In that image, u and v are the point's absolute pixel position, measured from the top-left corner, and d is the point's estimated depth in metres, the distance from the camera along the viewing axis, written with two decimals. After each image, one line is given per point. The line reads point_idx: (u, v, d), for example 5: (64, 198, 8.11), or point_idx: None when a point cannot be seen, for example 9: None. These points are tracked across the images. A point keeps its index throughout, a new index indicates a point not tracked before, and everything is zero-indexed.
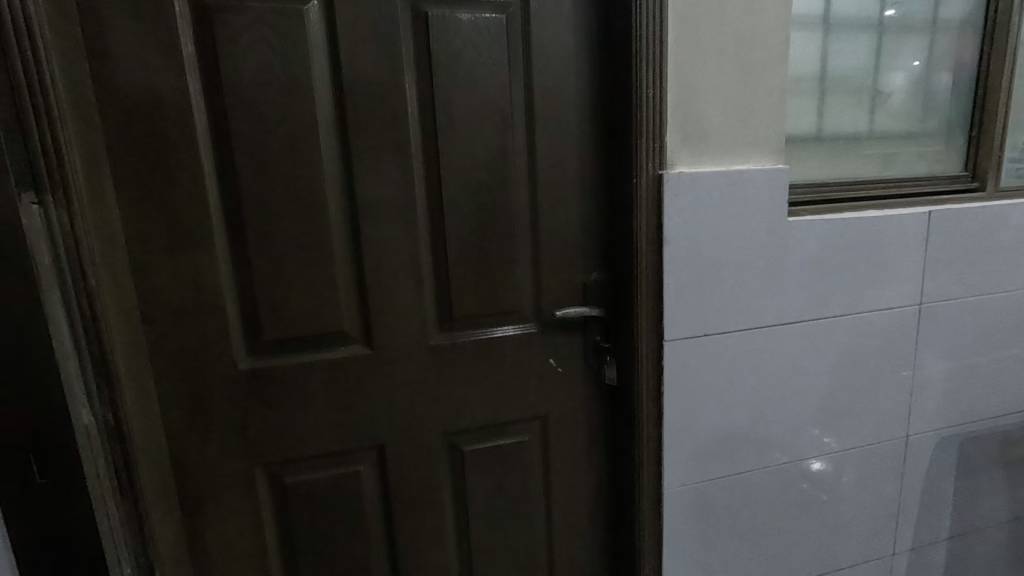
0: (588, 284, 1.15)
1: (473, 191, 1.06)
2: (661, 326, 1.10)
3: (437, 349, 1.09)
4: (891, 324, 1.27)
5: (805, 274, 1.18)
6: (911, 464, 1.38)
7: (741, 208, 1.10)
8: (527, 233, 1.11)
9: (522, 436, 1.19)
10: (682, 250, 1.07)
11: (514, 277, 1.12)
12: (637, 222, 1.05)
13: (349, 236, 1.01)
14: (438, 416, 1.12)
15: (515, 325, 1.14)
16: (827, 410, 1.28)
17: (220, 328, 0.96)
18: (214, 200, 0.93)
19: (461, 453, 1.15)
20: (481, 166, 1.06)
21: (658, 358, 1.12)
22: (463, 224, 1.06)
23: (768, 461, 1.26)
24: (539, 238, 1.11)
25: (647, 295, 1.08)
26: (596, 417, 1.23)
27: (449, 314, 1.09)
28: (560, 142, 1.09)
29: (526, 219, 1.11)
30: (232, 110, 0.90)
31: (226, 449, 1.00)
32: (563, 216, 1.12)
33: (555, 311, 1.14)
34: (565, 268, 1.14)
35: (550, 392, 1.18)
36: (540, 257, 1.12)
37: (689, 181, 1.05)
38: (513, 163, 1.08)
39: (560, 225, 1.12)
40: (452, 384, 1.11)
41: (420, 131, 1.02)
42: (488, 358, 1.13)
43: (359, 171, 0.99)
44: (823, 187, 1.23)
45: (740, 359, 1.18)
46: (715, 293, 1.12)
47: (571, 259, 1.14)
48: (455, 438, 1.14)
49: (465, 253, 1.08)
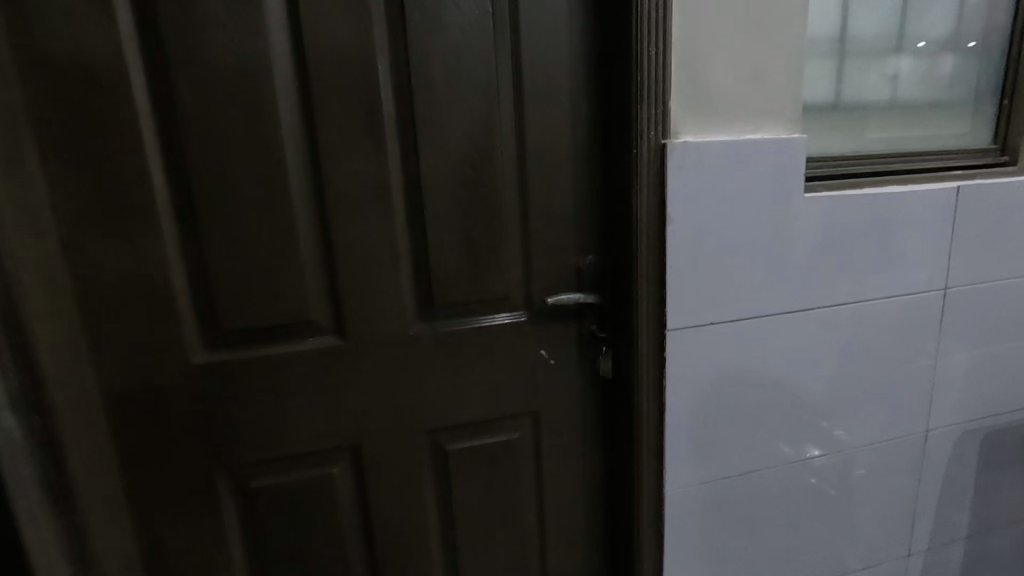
0: (582, 269, 1.05)
1: (454, 165, 0.95)
2: (663, 316, 1.00)
3: (418, 340, 0.99)
4: (913, 311, 1.17)
5: (822, 258, 1.07)
6: (930, 461, 1.28)
7: (754, 182, 0.99)
8: (516, 212, 1.01)
9: (513, 434, 1.09)
10: (687, 229, 0.97)
11: (502, 260, 1.01)
12: (637, 199, 0.94)
13: (315, 215, 0.90)
14: (419, 413, 1.02)
15: (504, 314, 1.04)
16: (842, 404, 1.19)
17: (168, 317, 0.86)
18: (159, 175, 0.82)
19: (445, 452, 1.05)
20: (464, 138, 0.95)
21: (659, 349, 1.02)
22: (443, 202, 0.96)
23: (778, 458, 1.17)
24: (530, 218, 1.01)
25: (647, 281, 0.98)
26: (593, 412, 1.14)
27: (430, 301, 0.99)
28: (552, 110, 0.98)
29: (515, 197, 1.00)
30: (176, 71, 0.79)
31: (180, 450, 0.91)
32: (556, 194, 1.01)
33: (546, 298, 1.04)
34: (558, 250, 1.04)
35: (542, 386, 1.09)
36: (531, 238, 1.02)
37: (694, 152, 0.94)
38: (500, 134, 0.97)
39: (553, 204, 1.02)
40: (433, 378, 1.02)
41: (393, 96, 0.91)
42: (474, 350, 1.03)
43: (324, 142, 0.88)
44: (841, 161, 1.12)
45: (749, 349, 1.08)
46: (724, 277, 1.02)
47: (564, 241, 1.04)
48: (439, 436, 1.05)
49: (446, 234, 0.97)
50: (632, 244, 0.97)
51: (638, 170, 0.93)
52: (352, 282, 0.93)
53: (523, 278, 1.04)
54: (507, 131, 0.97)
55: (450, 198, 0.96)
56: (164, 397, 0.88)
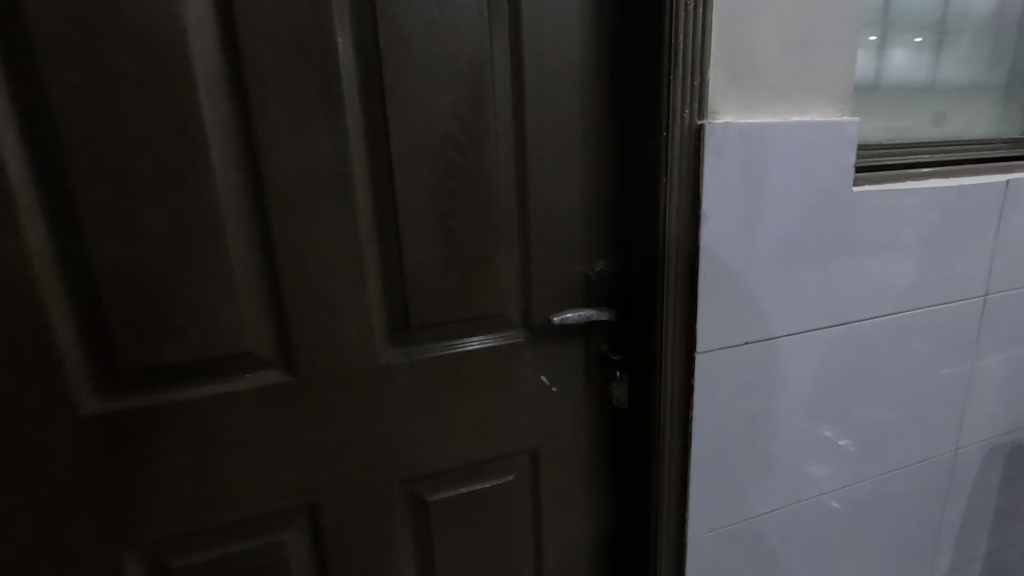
0: (592, 278, 0.88)
1: (438, 150, 0.75)
2: (692, 334, 0.83)
3: (393, 371, 0.79)
4: (954, 321, 1.05)
5: (867, 264, 0.93)
6: (956, 480, 1.19)
7: (800, 175, 0.83)
8: (515, 210, 0.81)
9: (508, 477, 0.91)
10: (723, 231, 0.80)
11: (498, 270, 0.82)
12: (666, 191, 0.77)
13: (252, 215, 0.68)
14: (394, 458, 0.82)
15: (499, 334, 0.85)
16: (878, 427, 1.06)
17: (44, 357, 0.62)
18: (17, 160, 0.58)
19: (427, 506, 0.86)
20: (451, 116, 0.75)
21: (687, 374, 0.85)
22: (424, 197, 0.76)
23: (809, 491, 1.03)
24: (531, 217, 0.82)
25: (675, 293, 0.81)
26: (601, 445, 0.97)
27: (406, 323, 0.79)
28: (560, 82, 0.79)
29: (514, 191, 0.81)
30: (38, 11, 0.55)
31: (71, 530, 0.68)
32: (562, 187, 0.83)
33: (551, 316, 0.86)
34: (564, 257, 0.85)
35: (545, 418, 0.91)
36: (532, 242, 0.83)
37: (736, 136, 0.77)
38: (497, 113, 0.77)
39: (559, 200, 0.83)
40: (412, 418, 0.82)
41: (356, 59, 0.69)
42: (463, 379, 0.84)
43: (263, 118, 0.66)
44: (888, 150, 0.97)
45: (786, 370, 0.93)
46: (763, 288, 0.85)
47: (571, 246, 0.86)
48: (418, 486, 0.85)
49: (427, 239, 0.77)
50: (658, 247, 0.80)
51: (667, 155, 0.76)
52: (304, 302, 0.72)
53: (522, 291, 0.85)
54: (504, 108, 0.78)
55: (433, 192, 0.76)
56: (47, 463, 0.65)
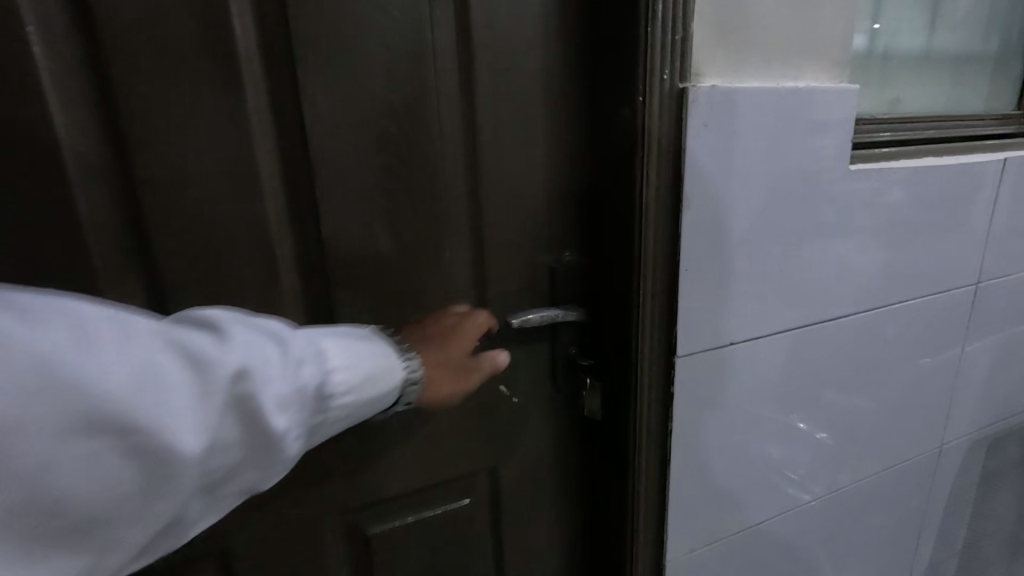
0: (558, 270, 0.76)
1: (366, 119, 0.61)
2: (672, 337, 0.73)
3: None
4: (947, 312, 0.98)
5: (863, 253, 0.84)
6: (940, 476, 1.15)
7: (795, 151, 0.72)
8: (467, 193, 0.68)
9: (463, 499, 0.80)
10: (709, 215, 0.69)
11: (448, 264, 0.70)
12: (644, 170, 0.66)
13: (124, 199, 0.54)
14: (326, 486, 0.71)
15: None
16: (868, 428, 0.99)
17: None
18: None
19: (367, 535, 0.75)
20: (386, 76, 0.61)
21: (665, 381, 0.75)
22: (352, 176, 0.62)
23: (796, 500, 0.95)
24: (486, 202, 0.69)
25: (653, 289, 0.70)
26: (570, 460, 0.86)
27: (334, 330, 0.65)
28: (520, 38, 0.66)
29: (466, 171, 0.68)
30: None
31: None
32: (523, 166, 0.70)
33: (508, 316, 0.74)
34: (524, 248, 0.73)
35: (505, 432, 0.80)
36: (488, 231, 0.70)
37: (723, 104, 0.66)
38: (442, 74, 0.64)
39: (519, 181, 0.71)
40: (344, 436, 0.70)
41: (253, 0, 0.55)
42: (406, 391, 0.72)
43: (130, 75, 0.52)
44: (886, 123, 0.88)
45: (774, 370, 0.83)
46: (752, 281, 0.75)
47: (535, 235, 0.73)
48: (356, 515, 0.74)
49: (357, 227, 0.64)
50: (634, 236, 0.69)
51: (645, 127, 0.65)
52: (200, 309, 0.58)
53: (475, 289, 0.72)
54: (452, 68, 0.64)
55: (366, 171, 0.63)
56: None
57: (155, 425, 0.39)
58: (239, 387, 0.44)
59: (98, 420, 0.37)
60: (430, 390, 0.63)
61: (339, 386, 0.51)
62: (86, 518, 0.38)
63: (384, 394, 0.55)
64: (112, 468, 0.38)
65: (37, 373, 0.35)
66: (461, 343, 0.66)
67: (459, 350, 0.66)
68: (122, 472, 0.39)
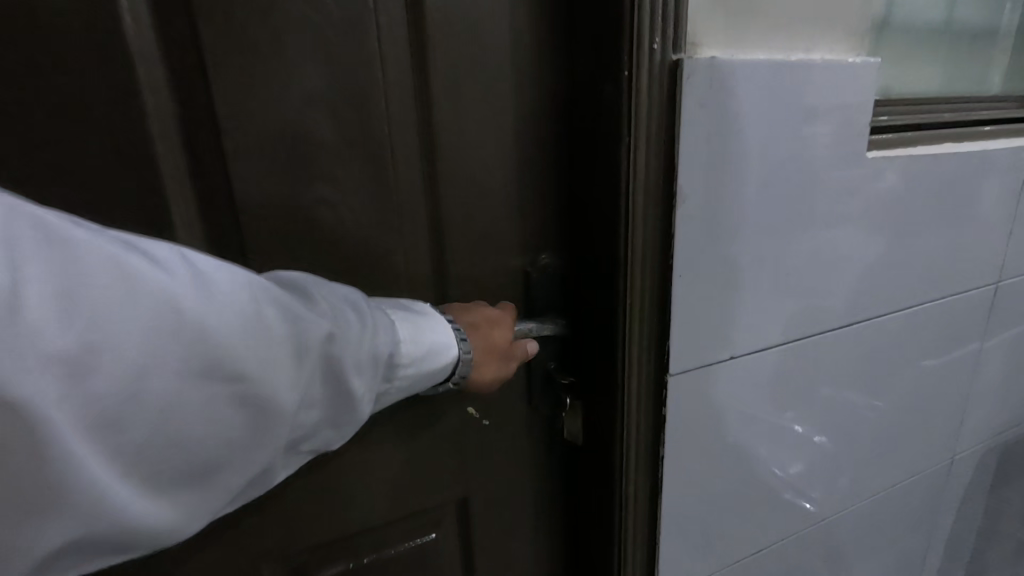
0: (532, 275, 0.66)
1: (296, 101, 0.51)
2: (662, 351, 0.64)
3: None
4: (963, 314, 0.91)
5: (878, 253, 0.75)
6: (949, 487, 1.08)
7: (803, 137, 0.62)
8: (423, 188, 0.58)
9: (431, 535, 0.71)
10: (706, 211, 0.60)
11: (403, 272, 0.60)
12: (630, 161, 0.56)
13: None
14: (267, 530, 0.61)
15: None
16: (878, 441, 0.91)
17: None
18: None
19: None
20: (316, 47, 0.51)
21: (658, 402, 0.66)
22: (280, 170, 0.52)
23: (800, 521, 0.87)
24: (447, 198, 0.59)
25: (641, 298, 0.61)
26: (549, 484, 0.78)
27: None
28: (480, 2, 0.55)
29: (420, 161, 0.57)
30: None
31: None
32: (488, 157, 0.60)
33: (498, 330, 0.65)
34: (493, 250, 0.63)
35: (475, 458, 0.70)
36: (450, 232, 0.60)
37: (725, 80, 0.56)
38: (387, 46, 0.53)
39: (485, 173, 0.61)
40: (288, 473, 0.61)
41: None
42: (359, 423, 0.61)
43: None
44: (906, 106, 0.79)
45: (777, 385, 0.74)
46: (753, 286, 0.66)
47: (506, 235, 0.63)
48: (305, 559, 0.65)
49: (290, 230, 0.54)
50: (620, 238, 0.59)
51: (632, 110, 0.55)
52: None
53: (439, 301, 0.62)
54: (400, 39, 0.54)
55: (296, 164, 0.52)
56: None
57: (252, 375, 0.38)
58: (334, 342, 0.44)
59: (213, 364, 0.36)
60: (477, 374, 0.57)
61: (409, 355, 0.50)
62: (199, 461, 0.38)
63: (446, 367, 0.53)
64: (224, 411, 0.38)
65: (167, 308, 0.34)
66: (505, 330, 0.59)
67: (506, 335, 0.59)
68: (232, 422, 0.38)
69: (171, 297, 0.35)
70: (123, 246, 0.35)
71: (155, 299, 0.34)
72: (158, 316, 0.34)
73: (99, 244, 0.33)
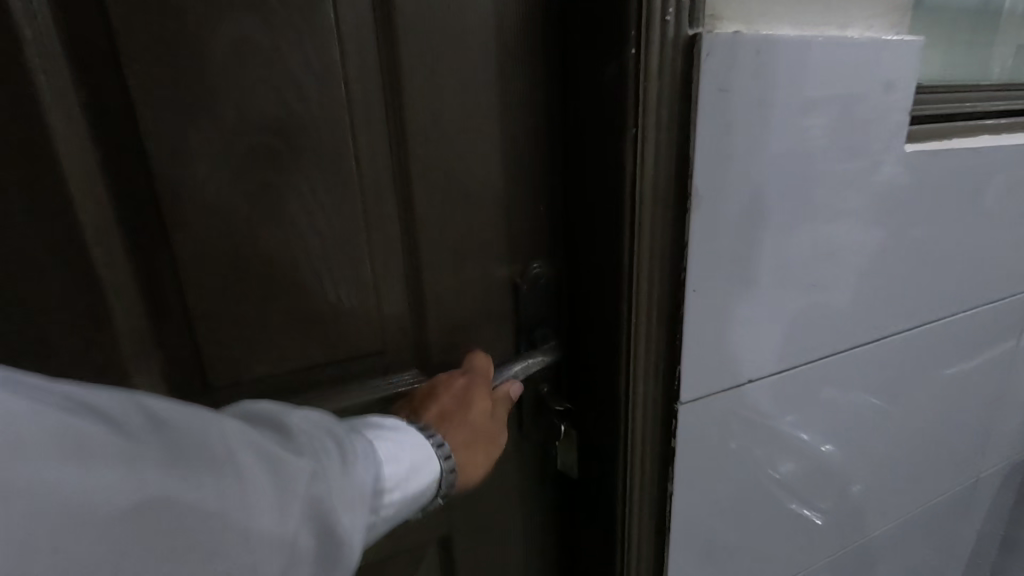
0: (521, 287, 0.58)
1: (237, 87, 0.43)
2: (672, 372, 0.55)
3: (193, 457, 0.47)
4: (999, 325, 0.83)
5: (919, 261, 0.67)
6: (973, 506, 1.01)
7: (837, 127, 0.54)
8: (392, 187, 0.51)
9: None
10: (728, 215, 0.51)
11: (370, 286, 0.52)
12: (637, 156, 0.48)
13: None
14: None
15: (381, 384, 0.56)
16: (908, 465, 0.83)
17: None
18: None
19: None
20: (260, 23, 0.43)
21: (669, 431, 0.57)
22: (220, 169, 0.44)
23: (828, 556, 0.79)
24: (420, 198, 0.52)
25: (649, 316, 0.53)
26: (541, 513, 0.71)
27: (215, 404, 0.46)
28: None
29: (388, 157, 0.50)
30: None
31: None
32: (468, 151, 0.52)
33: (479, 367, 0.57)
34: (475, 260, 0.56)
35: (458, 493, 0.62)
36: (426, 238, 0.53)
37: (754, 58, 0.47)
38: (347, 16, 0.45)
39: (464, 170, 0.53)
40: None
41: None
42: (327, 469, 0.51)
43: None
44: (947, 93, 0.70)
45: (802, 410, 0.66)
46: (779, 300, 0.58)
47: (489, 243, 0.56)
48: None
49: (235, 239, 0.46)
50: (624, 247, 0.51)
51: (640, 96, 0.46)
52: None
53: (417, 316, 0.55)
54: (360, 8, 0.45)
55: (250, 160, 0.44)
56: None
57: (224, 548, 0.27)
58: (323, 496, 0.31)
59: (182, 529, 0.26)
60: (462, 470, 0.48)
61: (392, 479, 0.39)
62: None
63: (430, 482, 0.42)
64: None
65: (126, 499, 0.25)
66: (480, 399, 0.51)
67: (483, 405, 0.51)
68: None
69: (141, 478, 0.25)
70: (75, 411, 0.25)
71: (113, 483, 0.24)
72: (120, 508, 0.24)
73: (49, 403, 0.24)
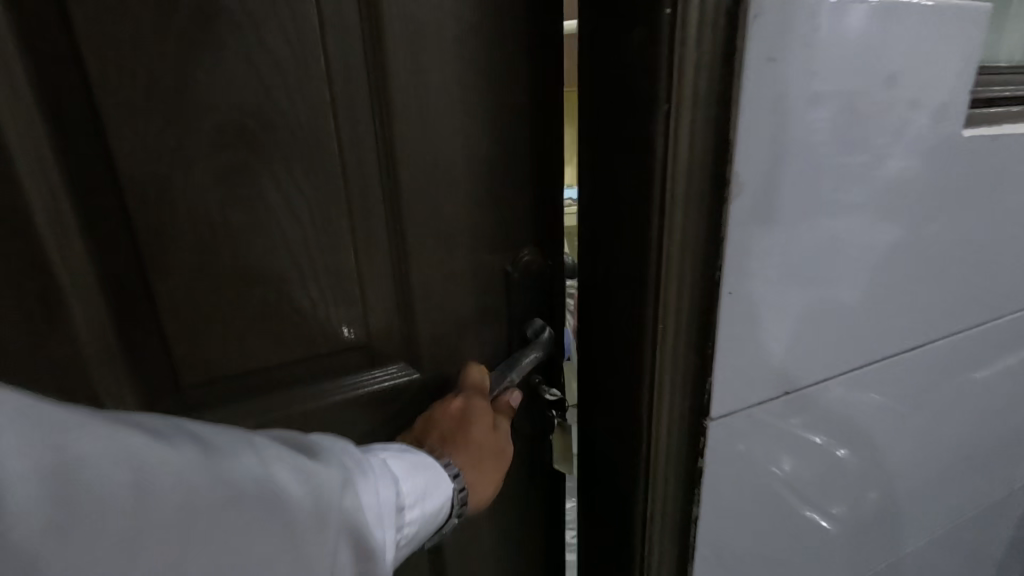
0: (511, 275, 0.55)
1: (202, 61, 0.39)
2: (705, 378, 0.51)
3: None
4: None
5: (958, 256, 0.61)
6: (1006, 518, 0.94)
7: (876, 110, 0.48)
8: (378, 169, 0.47)
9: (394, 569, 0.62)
10: (766, 198, 0.47)
11: (354, 277, 0.49)
12: (671, 136, 0.44)
13: None
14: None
15: (372, 378, 0.53)
16: (944, 476, 0.77)
17: None
18: None
19: None
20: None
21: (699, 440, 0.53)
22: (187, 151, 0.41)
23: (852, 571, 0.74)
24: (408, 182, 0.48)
25: (677, 303, 0.49)
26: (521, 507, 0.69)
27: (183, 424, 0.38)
28: None
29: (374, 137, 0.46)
30: None
31: None
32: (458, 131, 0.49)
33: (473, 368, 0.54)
34: (466, 248, 0.53)
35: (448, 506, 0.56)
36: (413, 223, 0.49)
37: (798, 26, 0.42)
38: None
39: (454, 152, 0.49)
40: None
41: None
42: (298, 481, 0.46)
43: None
44: (995, 73, 0.64)
45: (829, 418, 0.61)
46: (809, 297, 0.53)
47: (480, 229, 0.53)
48: None
49: (205, 225, 0.43)
50: (651, 225, 0.47)
51: (676, 65, 0.42)
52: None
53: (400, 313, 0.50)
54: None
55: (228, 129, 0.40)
56: None
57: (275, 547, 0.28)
58: (360, 509, 0.32)
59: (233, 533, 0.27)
60: (472, 494, 0.49)
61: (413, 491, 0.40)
62: None
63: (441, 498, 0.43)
64: None
65: (177, 510, 0.25)
66: (483, 425, 0.51)
67: (487, 430, 0.51)
68: None
69: (190, 486, 0.26)
70: (121, 425, 0.25)
71: (167, 493, 0.25)
72: (170, 516, 0.25)
73: (96, 423, 0.24)
